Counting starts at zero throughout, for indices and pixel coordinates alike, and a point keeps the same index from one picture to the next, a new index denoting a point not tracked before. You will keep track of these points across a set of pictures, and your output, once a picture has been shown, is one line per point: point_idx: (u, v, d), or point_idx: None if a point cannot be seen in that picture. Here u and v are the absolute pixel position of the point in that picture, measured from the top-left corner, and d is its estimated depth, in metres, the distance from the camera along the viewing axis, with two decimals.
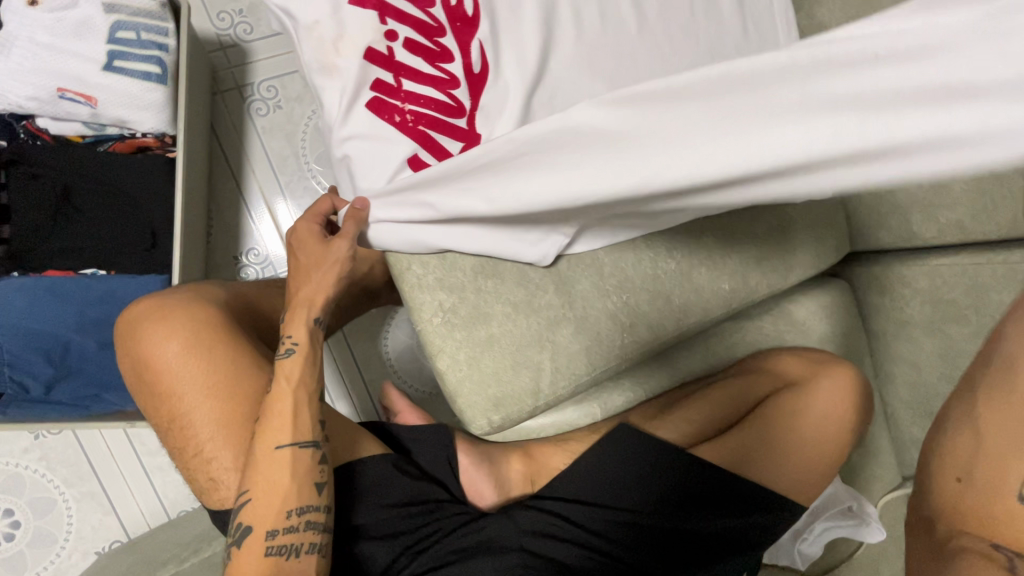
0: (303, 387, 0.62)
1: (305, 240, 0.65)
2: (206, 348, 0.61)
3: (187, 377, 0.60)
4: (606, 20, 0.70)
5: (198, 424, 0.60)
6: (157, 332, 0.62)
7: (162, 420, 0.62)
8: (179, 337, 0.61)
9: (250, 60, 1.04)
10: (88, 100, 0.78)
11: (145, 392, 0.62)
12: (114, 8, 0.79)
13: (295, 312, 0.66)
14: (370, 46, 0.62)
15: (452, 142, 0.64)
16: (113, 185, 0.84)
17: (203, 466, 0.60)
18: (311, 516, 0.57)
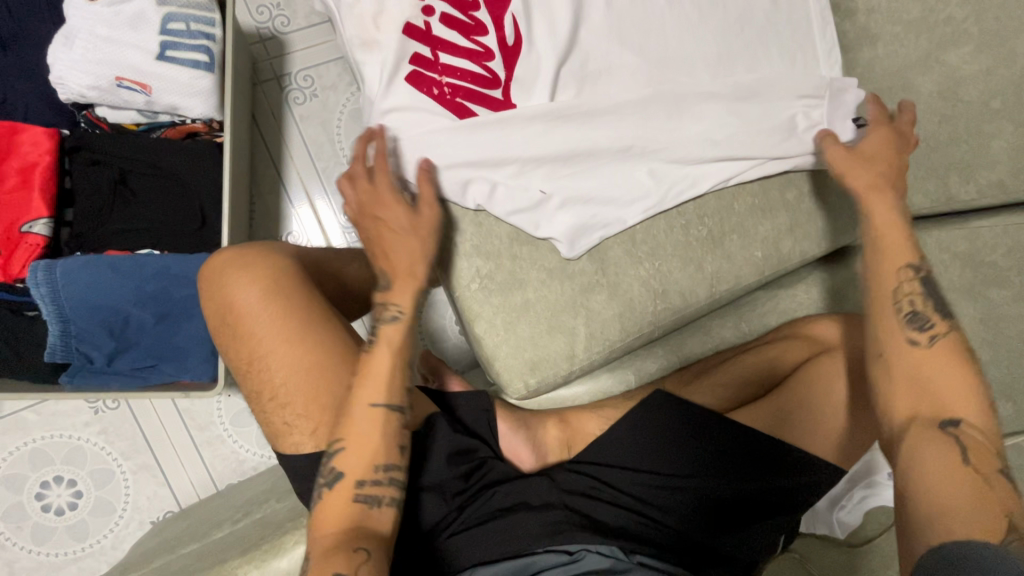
0: (402, 355, 0.63)
1: (392, 208, 0.65)
2: (285, 295, 0.63)
3: (268, 321, 0.63)
4: None
5: (278, 371, 0.62)
6: (241, 276, 0.64)
7: (241, 363, 0.64)
8: (262, 283, 0.63)
9: (286, 52, 1.08)
10: (144, 88, 0.84)
11: (226, 336, 0.64)
12: (165, 1, 0.84)
13: (402, 279, 0.65)
14: (408, 21, 0.64)
15: (486, 113, 0.67)
16: (165, 168, 0.89)
17: (281, 406, 0.63)
18: (396, 473, 0.60)
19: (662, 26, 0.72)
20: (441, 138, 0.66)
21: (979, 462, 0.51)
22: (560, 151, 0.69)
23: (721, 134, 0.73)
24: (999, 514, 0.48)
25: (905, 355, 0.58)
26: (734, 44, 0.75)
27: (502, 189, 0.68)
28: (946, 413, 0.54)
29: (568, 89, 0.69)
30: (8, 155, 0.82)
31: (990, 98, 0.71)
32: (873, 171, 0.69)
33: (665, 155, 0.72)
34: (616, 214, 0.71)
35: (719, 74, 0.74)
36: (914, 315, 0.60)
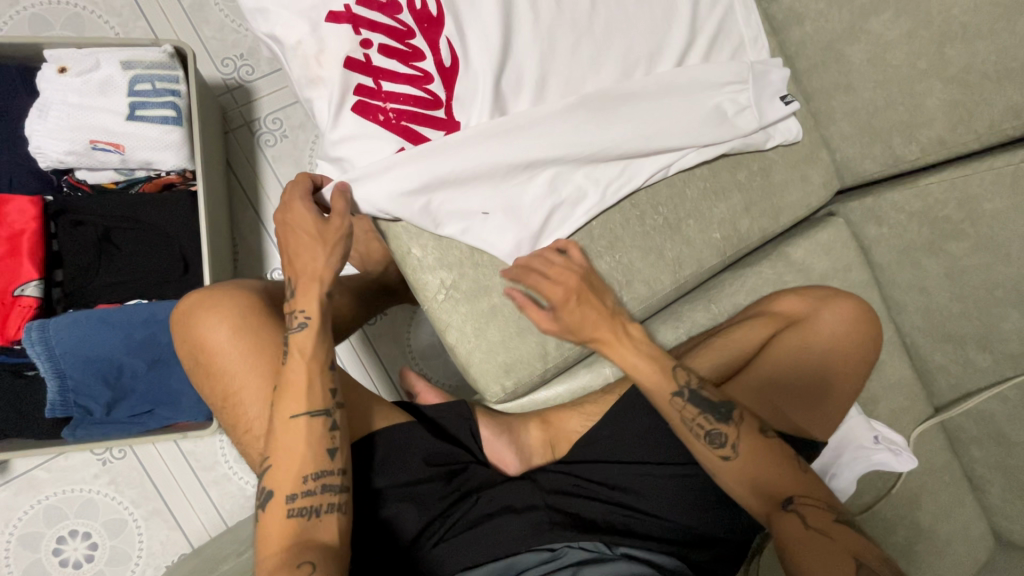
0: (317, 361, 0.65)
1: (303, 214, 0.68)
2: (254, 330, 0.67)
3: (240, 357, 0.66)
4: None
5: (248, 402, 0.66)
6: (210, 317, 0.67)
7: (216, 398, 0.68)
8: (231, 322, 0.67)
9: (253, 98, 1.13)
10: (117, 147, 0.89)
11: (200, 374, 0.68)
12: (131, 64, 0.89)
13: (305, 286, 0.68)
14: (348, 55, 0.68)
15: (434, 134, 0.71)
16: (145, 221, 0.93)
17: (255, 436, 0.66)
18: (328, 479, 0.61)
19: (592, 31, 0.75)
20: (387, 169, 0.68)
21: (820, 522, 0.63)
22: (496, 166, 0.71)
23: (665, 129, 0.76)
24: (848, 562, 0.60)
25: (738, 470, 0.66)
26: (665, 40, 0.78)
27: (450, 206, 0.71)
28: (784, 492, 0.65)
29: (509, 103, 0.73)
30: None
31: (917, 59, 0.72)
32: (607, 319, 0.71)
33: (609, 154, 0.75)
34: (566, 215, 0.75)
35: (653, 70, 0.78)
36: (712, 433, 0.66)
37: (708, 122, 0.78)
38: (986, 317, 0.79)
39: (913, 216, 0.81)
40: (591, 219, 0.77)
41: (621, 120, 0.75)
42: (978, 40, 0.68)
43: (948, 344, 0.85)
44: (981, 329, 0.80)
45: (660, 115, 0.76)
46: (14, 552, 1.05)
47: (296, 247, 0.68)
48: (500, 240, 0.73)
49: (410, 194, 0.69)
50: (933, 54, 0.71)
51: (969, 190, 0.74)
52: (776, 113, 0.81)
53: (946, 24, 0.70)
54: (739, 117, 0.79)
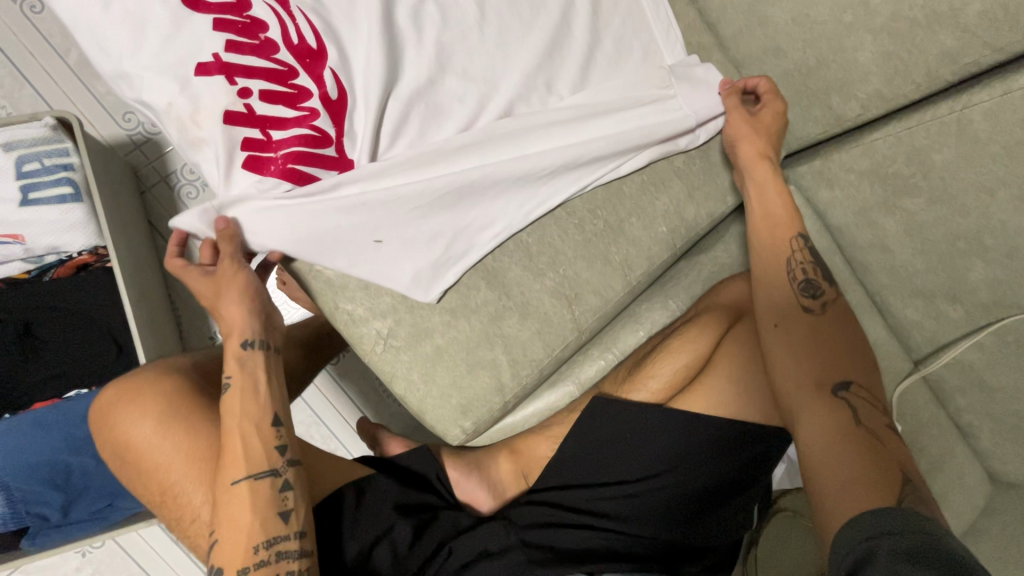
0: (250, 420, 0.59)
1: (204, 282, 0.64)
2: (187, 416, 0.60)
3: (174, 446, 0.58)
4: (447, 11, 0.69)
5: (190, 490, 0.58)
6: (132, 411, 0.60)
7: (153, 495, 0.59)
8: (156, 412, 0.59)
9: (165, 151, 1.06)
10: (16, 238, 0.84)
11: (131, 472, 0.60)
12: (11, 146, 0.82)
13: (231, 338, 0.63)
14: (227, 109, 0.61)
15: (326, 174, 0.66)
16: (66, 307, 0.87)
17: (204, 527, 0.58)
18: (283, 546, 0.56)
19: (485, 41, 0.70)
20: (275, 215, 0.63)
21: (871, 424, 0.59)
22: (390, 199, 0.65)
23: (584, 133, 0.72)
24: (896, 470, 0.55)
25: (798, 325, 0.67)
26: (569, 35, 0.74)
27: (339, 250, 0.66)
28: (840, 377, 0.62)
29: (410, 129, 0.68)
30: None
31: (842, 12, 0.67)
32: (765, 139, 0.75)
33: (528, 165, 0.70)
34: (482, 234, 0.70)
35: (559, 71, 0.74)
36: (807, 282, 0.70)
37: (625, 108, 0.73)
38: (951, 269, 0.75)
39: (863, 175, 0.76)
40: (526, 236, 0.72)
41: (535, 125, 0.71)
42: None
43: (917, 300, 0.82)
44: (947, 281, 0.77)
45: (570, 110, 0.72)
46: None
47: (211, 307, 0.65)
48: (404, 278, 0.67)
49: (301, 239, 0.64)
50: (857, 5, 0.66)
51: (914, 144, 0.70)
52: (704, 88, 0.77)
53: None
54: (656, 93, 0.75)
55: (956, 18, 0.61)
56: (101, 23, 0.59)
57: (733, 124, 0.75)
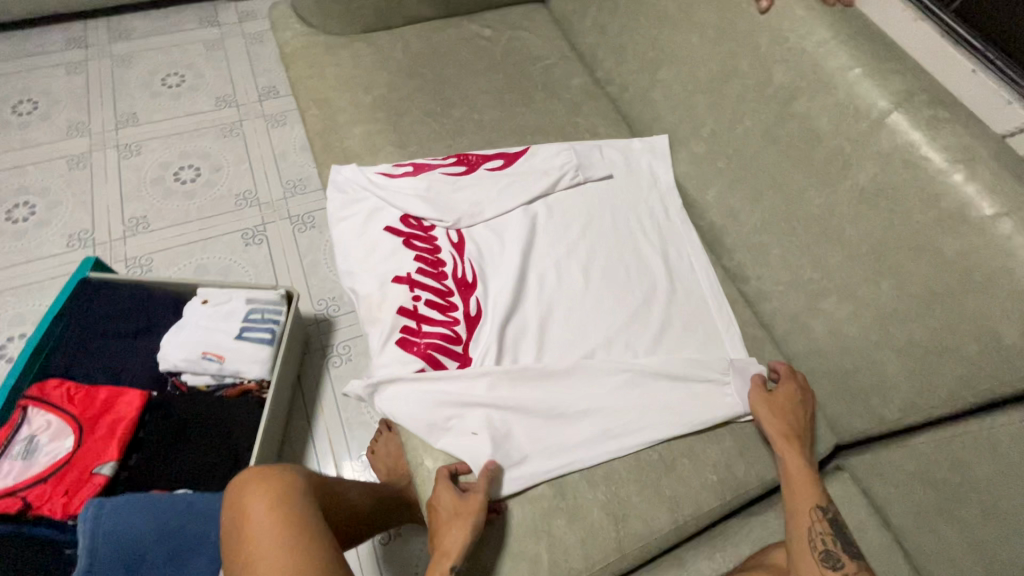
0: None
1: (443, 492, 0.77)
2: (292, 508, 0.71)
3: (269, 530, 0.68)
4: (562, 278, 1.00)
5: (260, 574, 0.65)
6: (259, 486, 0.72)
7: (236, 568, 0.68)
8: (274, 493, 0.72)
9: (334, 328, 1.42)
10: (219, 358, 1.14)
11: (232, 541, 0.70)
12: (252, 301, 1.21)
13: (438, 563, 0.72)
14: (401, 305, 0.92)
15: (450, 362, 0.89)
16: (219, 419, 1.11)
17: None
18: None
19: (585, 303, 0.97)
20: (410, 391, 0.85)
21: None
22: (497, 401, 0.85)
23: (648, 381, 0.90)
24: None
25: None
26: (647, 308, 0.99)
27: (442, 431, 0.84)
28: None
29: (523, 349, 0.92)
30: (107, 412, 1.08)
31: (867, 333, 0.85)
32: (786, 419, 0.85)
33: (598, 393, 0.88)
34: (553, 447, 0.83)
35: (636, 330, 0.96)
36: (829, 553, 0.72)
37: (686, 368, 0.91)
38: None
39: (914, 476, 0.82)
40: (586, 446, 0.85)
41: (610, 370, 0.90)
42: (910, 321, 0.80)
43: None
44: None
45: (644, 361, 0.92)
46: None
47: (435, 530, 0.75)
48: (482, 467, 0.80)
49: (422, 415, 0.84)
50: (879, 329, 0.84)
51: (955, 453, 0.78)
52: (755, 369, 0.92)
53: (880, 308, 0.83)
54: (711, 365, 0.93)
55: (958, 354, 0.76)
56: (353, 249, 1.00)
57: (754, 400, 0.88)
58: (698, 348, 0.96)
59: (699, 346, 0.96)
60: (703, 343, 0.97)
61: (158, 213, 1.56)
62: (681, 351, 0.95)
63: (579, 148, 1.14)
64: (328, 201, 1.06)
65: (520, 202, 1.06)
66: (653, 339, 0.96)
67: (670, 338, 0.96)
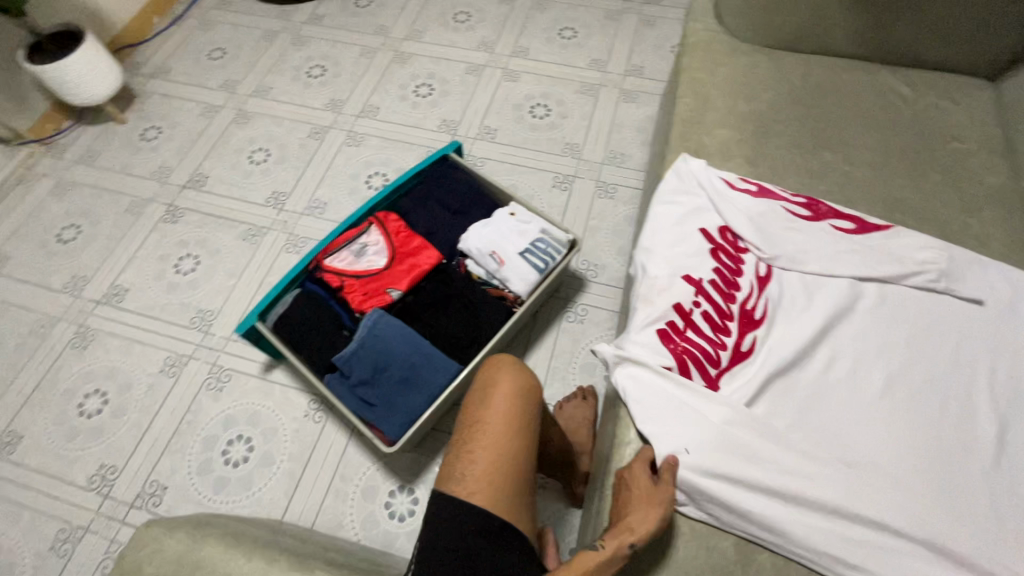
0: None
1: (640, 475, 0.79)
2: (531, 410, 0.78)
3: (507, 412, 0.76)
4: (856, 374, 0.87)
5: (489, 440, 0.74)
6: (519, 374, 0.80)
7: (471, 416, 0.77)
8: (526, 389, 0.79)
9: (583, 288, 1.51)
10: (500, 261, 1.31)
11: (477, 393, 0.79)
12: (544, 231, 1.36)
13: (619, 531, 0.73)
14: (679, 302, 0.93)
15: (698, 378, 0.87)
16: (475, 305, 1.29)
17: (469, 463, 0.73)
18: None
19: (872, 410, 0.83)
20: (648, 380, 0.86)
21: None
22: (725, 443, 0.80)
23: (905, 537, 0.73)
24: None
25: None
26: (955, 461, 0.79)
27: (658, 436, 0.82)
28: None
29: (776, 415, 0.84)
30: (413, 255, 1.34)
31: None
32: None
33: (842, 509, 0.75)
34: (760, 523, 0.75)
35: (927, 474, 0.78)
36: None
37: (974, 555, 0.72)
38: None
39: None
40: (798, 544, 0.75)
41: (870, 496, 0.76)
42: None
43: None
44: None
45: (916, 513, 0.75)
46: (216, 419, 1.36)
47: (624, 502, 0.78)
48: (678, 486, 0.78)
49: (647, 407, 0.85)
50: None
51: None
52: None
53: None
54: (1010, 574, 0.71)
55: None
56: (661, 231, 1.03)
57: None
58: (1002, 546, 0.74)
59: (1009, 546, 0.73)
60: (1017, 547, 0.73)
61: (505, 131, 1.84)
62: (976, 534, 0.74)
63: (954, 254, 0.95)
64: (662, 181, 1.09)
65: (848, 277, 0.95)
66: (943, 496, 0.76)
67: (969, 510, 0.75)
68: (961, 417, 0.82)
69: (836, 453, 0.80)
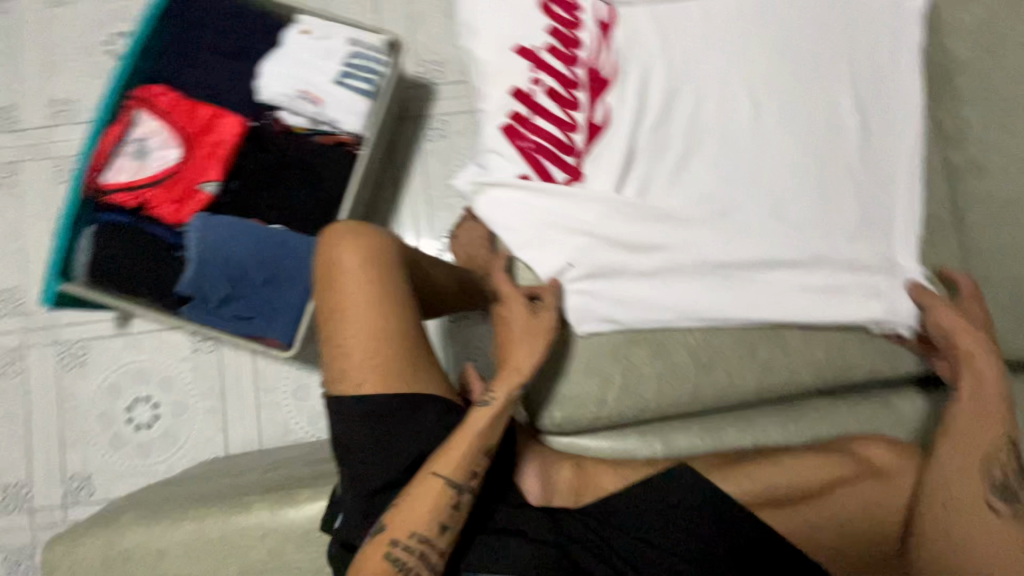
0: (479, 438, 0.64)
1: (520, 308, 0.73)
2: (385, 269, 0.68)
3: (358, 285, 0.67)
4: (722, 103, 0.80)
5: (351, 324, 0.66)
6: (355, 239, 0.69)
7: (326, 307, 0.69)
8: (370, 251, 0.69)
9: (432, 98, 1.29)
10: (317, 101, 1.06)
11: (322, 281, 0.70)
12: (354, 43, 1.08)
13: (506, 374, 0.69)
14: (517, 86, 0.77)
15: (558, 173, 0.76)
16: (311, 166, 1.08)
17: (342, 355, 0.66)
18: (428, 549, 0.59)
19: (744, 136, 0.79)
20: (508, 195, 0.75)
21: None
22: (603, 236, 0.75)
23: (785, 251, 0.76)
24: None
25: (963, 519, 0.63)
26: (827, 156, 0.79)
27: (534, 252, 0.76)
28: None
29: (649, 184, 0.78)
30: (208, 131, 1.06)
31: None
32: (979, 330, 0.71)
33: (726, 249, 0.76)
34: (657, 296, 0.75)
35: (793, 184, 0.78)
36: (1000, 488, 0.65)
37: (837, 240, 0.77)
38: None
39: None
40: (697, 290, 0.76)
41: (746, 233, 0.76)
42: None
43: None
44: None
45: (785, 228, 0.77)
46: (99, 394, 1.20)
47: (505, 342, 0.72)
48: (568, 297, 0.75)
49: (516, 228, 0.76)
50: None
51: None
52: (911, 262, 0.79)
53: None
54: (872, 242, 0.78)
55: None
56: None
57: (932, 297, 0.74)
58: (864, 219, 0.79)
59: (864, 221, 0.79)
60: (873, 216, 0.79)
61: None
62: (839, 220, 0.78)
63: None
64: None
65: None
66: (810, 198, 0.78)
67: (831, 201, 0.79)
68: (827, 108, 0.80)
69: (713, 194, 0.78)
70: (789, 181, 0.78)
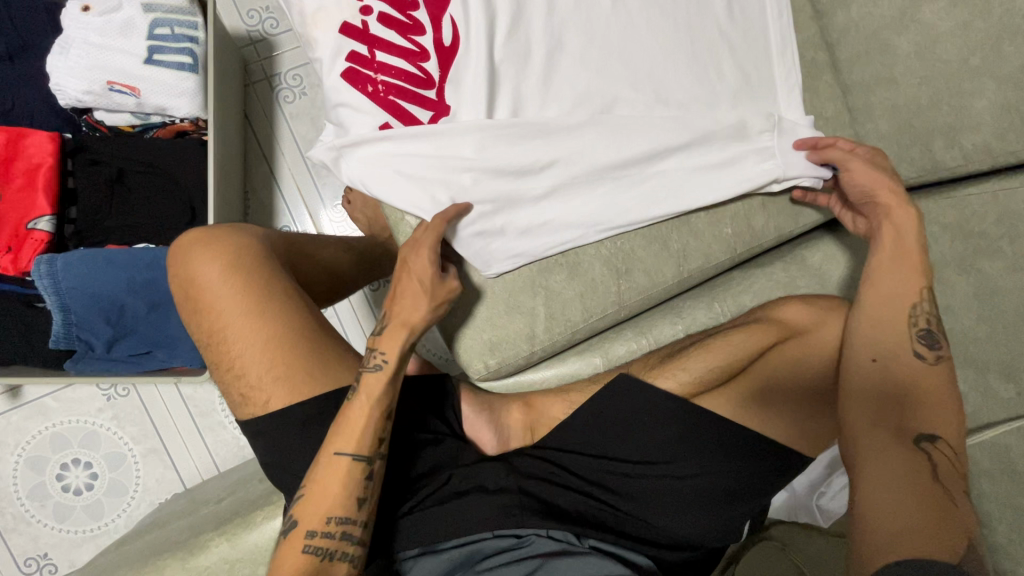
0: (377, 406, 0.61)
1: (420, 259, 0.66)
2: (247, 271, 0.63)
3: (225, 298, 0.62)
4: None
5: (233, 340, 0.62)
6: (205, 252, 0.64)
7: (202, 333, 0.64)
8: (224, 258, 0.63)
9: (276, 53, 1.12)
10: (133, 91, 0.89)
11: (189, 308, 0.64)
12: (151, 8, 0.90)
13: (392, 330, 0.65)
14: (346, 21, 0.67)
15: (421, 112, 0.68)
16: (155, 165, 0.95)
17: (236, 374, 0.62)
18: (350, 527, 0.57)
19: (608, 22, 0.73)
20: (373, 148, 0.67)
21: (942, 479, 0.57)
22: (488, 165, 0.68)
23: (675, 135, 0.73)
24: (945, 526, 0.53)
25: (897, 366, 0.63)
26: (693, 28, 0.76)
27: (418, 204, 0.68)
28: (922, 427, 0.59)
29: (522, 98, 0.72)
30: (13, 158, 0.88)
31: (969, 55, 0.68)
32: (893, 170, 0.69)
33: (616, 148, 0.72)
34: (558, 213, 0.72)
35: (667, 62, 0.74)
36: (924, 332, 0.65)
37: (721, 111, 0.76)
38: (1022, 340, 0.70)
39: (947, 228, 0.76)
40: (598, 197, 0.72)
41: (632, 125, 0.72)
42: None
43: (977, 381, 0.74)
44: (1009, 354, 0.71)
45: (670, 110, 0.74)
46: (20, 472, 1.10)
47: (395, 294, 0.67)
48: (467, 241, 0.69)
49: (391, 181, 0.68)
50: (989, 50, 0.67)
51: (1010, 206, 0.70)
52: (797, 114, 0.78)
53: (1007, 17, 0.65)
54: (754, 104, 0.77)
55: None
56: None
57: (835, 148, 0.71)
58: (742, 82, 0.77)
59: (743, 85, 0.77)
60: (750, 79, 0.78)
61: None
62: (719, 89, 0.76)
63: None
64: None
65: None
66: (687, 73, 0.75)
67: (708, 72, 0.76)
68: None
69: (590, 92, 0.72)
70: (661, 61, 0.75)
